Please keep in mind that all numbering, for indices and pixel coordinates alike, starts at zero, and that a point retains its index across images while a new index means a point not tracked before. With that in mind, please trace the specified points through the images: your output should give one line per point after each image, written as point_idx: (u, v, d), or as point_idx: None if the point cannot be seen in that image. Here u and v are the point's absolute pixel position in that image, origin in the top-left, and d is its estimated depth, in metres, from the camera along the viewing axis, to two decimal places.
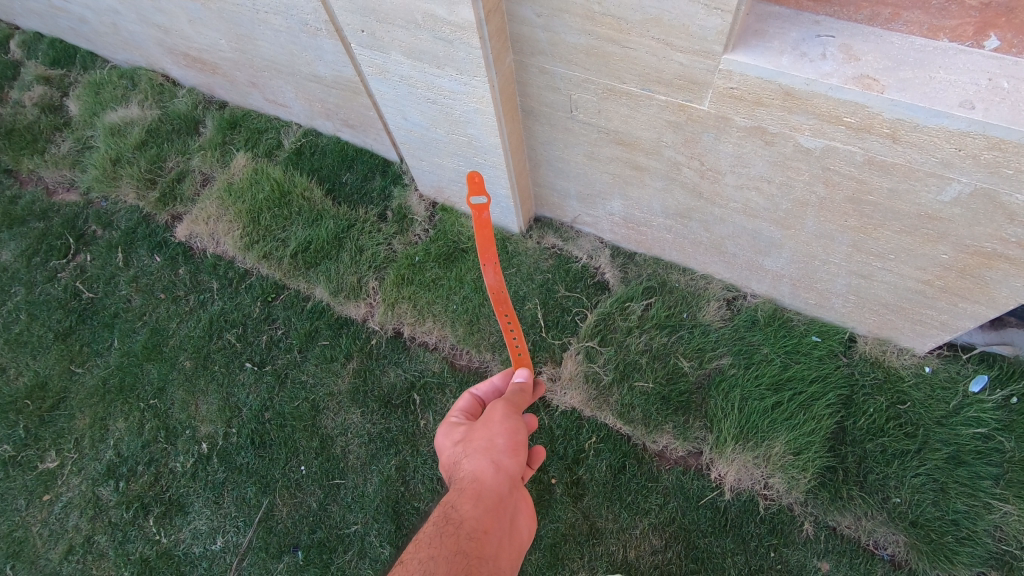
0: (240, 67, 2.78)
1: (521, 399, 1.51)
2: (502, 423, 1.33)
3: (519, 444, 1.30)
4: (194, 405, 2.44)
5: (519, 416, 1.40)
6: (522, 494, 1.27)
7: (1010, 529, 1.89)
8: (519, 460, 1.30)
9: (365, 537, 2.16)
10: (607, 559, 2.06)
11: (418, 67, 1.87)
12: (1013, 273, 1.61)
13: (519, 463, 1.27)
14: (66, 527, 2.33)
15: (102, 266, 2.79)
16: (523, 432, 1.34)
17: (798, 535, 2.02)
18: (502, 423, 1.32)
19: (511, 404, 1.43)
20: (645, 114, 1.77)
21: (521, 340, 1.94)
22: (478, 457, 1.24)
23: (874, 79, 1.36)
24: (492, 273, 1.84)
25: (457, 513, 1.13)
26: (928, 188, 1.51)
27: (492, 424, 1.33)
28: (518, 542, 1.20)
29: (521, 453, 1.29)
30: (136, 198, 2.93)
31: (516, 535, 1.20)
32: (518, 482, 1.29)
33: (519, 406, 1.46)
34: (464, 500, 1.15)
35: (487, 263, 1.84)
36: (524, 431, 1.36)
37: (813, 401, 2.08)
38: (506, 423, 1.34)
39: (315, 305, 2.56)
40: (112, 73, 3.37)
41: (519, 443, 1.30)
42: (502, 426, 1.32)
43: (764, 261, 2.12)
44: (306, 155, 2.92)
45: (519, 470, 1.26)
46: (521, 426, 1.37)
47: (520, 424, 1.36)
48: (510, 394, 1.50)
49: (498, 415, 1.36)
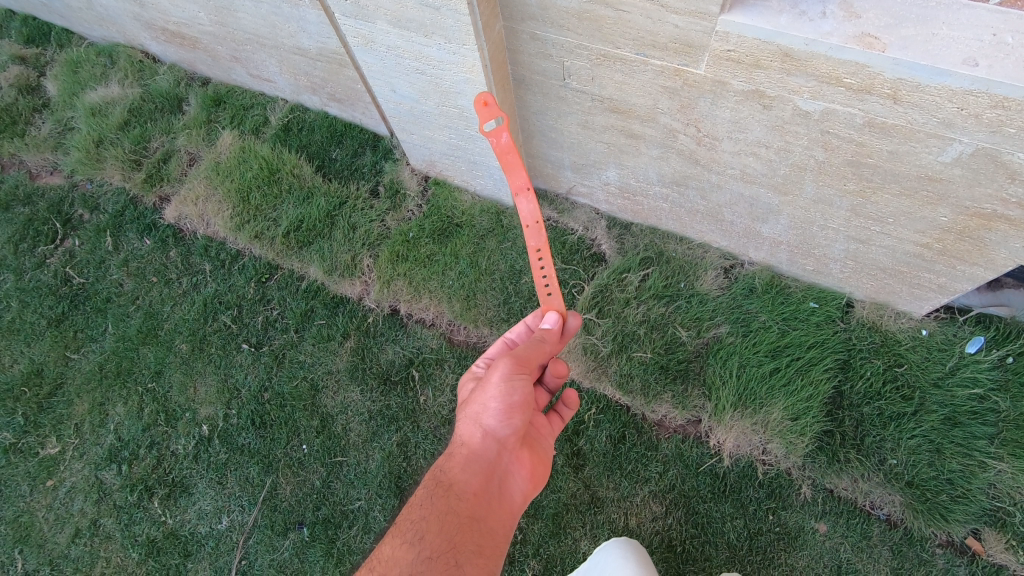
0: (221, 41, 2.69)
1: (534, 354, 1.50)
2: (499, 384, 1.37)
3: (514, 407, 1.36)
4: (192, 388, 2.44)
5: (523, 373, 1.42)
6: (522, 453, 1.39)
7: (1004, 486, 1.92)
8: (515, 421, 1.36)
9: (369, 513, 2.18)
10: (608, 527, 2.09)
11: (405, 36, 1.81)
12: (1012, 233, 1.60)
13: (512, 425, 1.35)
14: (72, 511, 2.34)
15: (91, 251, 2.75)
16: (521, 392, 1.38)
17: (796, 498, 2.05)
18: (496, 388, 1.36)
19: (518, 359, 1.45)
20: (640, 80, 1.72)
21: (552, 274, 1.62)
22: (472, 422, 1.35)
23: (875, 38, 1.32)
24: (526, 201, 1.58)
25: (448, 476, 1.28)
26: (929, 150, 1.49)
27: (490, 385, 1.38)
28: (515, 498, 1.35)
29: (516, 415, 1.36)
30: (122, 180, 2.87)
31: (511, 492, 1.35)
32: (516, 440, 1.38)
33: (529, 358, 1.48)
34: (454, 465, 1.29)
35: (520, 192, 1.58)
36: (527, 390, 1.39)
37: (812, 367, 2.09)
38: (505, 382, 1.38)
39: (309, 285, 2.53)
40: (89, 51, 3.27)
41: (513, 407, 1.35)
42: (496, 389, 1.36)
43: (762, 227, 2.10)
44: (294, 131, 2.86)
45: (511, 433, 1.35)
46: (519, 386, 1.39)
47: (519, 385, 1.39)
48: (527, 346, 1.52)
49: (499, 374, 1.40)
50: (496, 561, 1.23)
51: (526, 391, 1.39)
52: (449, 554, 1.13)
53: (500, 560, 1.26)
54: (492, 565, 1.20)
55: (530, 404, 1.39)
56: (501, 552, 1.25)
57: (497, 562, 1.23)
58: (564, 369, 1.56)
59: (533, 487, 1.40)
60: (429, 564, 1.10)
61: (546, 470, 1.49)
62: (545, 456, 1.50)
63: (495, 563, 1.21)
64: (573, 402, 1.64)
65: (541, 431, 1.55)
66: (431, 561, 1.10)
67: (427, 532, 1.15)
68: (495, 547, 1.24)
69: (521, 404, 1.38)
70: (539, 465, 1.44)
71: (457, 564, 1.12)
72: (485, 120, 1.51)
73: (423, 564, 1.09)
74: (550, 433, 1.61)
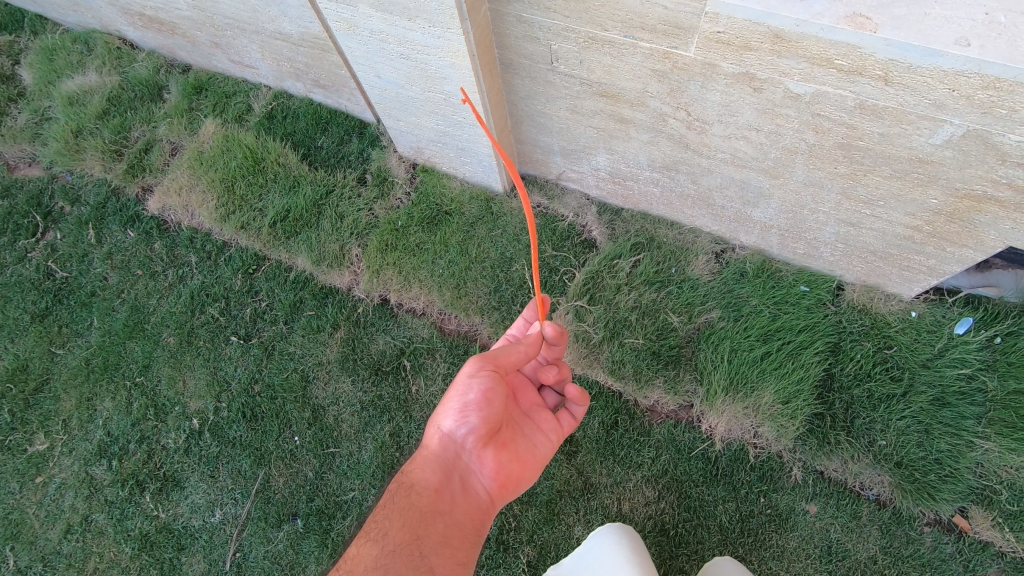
0: (201, 26, 2.62)
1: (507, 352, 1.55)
2: (457, 386, 1.46)
3: (469, 407, 1.44)
4: (181, 381, 2.41)
5: (486, 373, 1.46)
6: (487, 450, 1.48)
7: (991, 465, 1.95)
8: (472, 421, 1.45)
9: (362, 503, 2.17)
10: (602, 513, 2.10)
11: (389, 20, 1.76)
12: (1002, 215, 1.59)
13: (468, 425, 1.45)
14: (63, 507, 2.32)
15: (74, 244, 2.70)
16: (479, 392, 1.45)
17: (788, 480, 2.06)
18: (453, 391, 1.46)
19: (483, 358, 1.49)
20: (628, 63, 1.69)
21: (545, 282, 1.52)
22: (434, 425, 1.49)
23: (868, 18, 1.28)
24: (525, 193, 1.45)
25: (411, 477, 1.43)
26: (920, 132, 1.48)
27: (452, 387, 1.48)
28: (483, 492, 1.48)
29: (473, 414, 1.44)
30: (103, 171, 2.82)
31: (477, 487, 1.47)
32: (479, 438, 1.47)
33: (497, 357, 1.49)
34: (417, 467, 1.45)
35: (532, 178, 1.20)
36: (486, 389, 1.45)
37: (801, 350, 2.10)
38: (463, 383, 1.46)
39: (297, 276, 2.50)
40: (64, 37, 3.18)
41: (468, 408, 1.44)
42: (454, 390, 1.46)
43: (752, 212, 2.09)
44: (278, 119, 2.80)
45: (468, 433, 1.45)
46: (477, 386, 1.45)
47: (477, 384, 1.45)
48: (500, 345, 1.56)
49: (460, 375, 1.48)
50: (464, 551, 1.37)
51: (485, 391, 1.45)
52: (411, 547, 1.28)
53: (470, 550, 1.39)
54: (458, 554, 1.33)
55: (491, 402, 1.46)
56: (466, 543, 1.38)
57: (464, 552, 1.36)
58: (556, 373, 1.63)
59: (503, 482, 1.50)
60: (391, 557, 1.25)
61: (528, 464, 1.56)
62: (528, 453, 1.57)
63: (462, 552, 1.35)
64: (578, 397, 1.62)
65: (527, 429, 1.61)
66: (392, 554, 1.25)
67: (390, 529, 1.31)
68: (461, 538, 1.38)
69: (479, 403, 1.45)
70: (512, 462, 1.53)
71: (419, 554, 1.27)
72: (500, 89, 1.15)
73: (386, 557, 1.24)
74: (552, 431, 1.64)
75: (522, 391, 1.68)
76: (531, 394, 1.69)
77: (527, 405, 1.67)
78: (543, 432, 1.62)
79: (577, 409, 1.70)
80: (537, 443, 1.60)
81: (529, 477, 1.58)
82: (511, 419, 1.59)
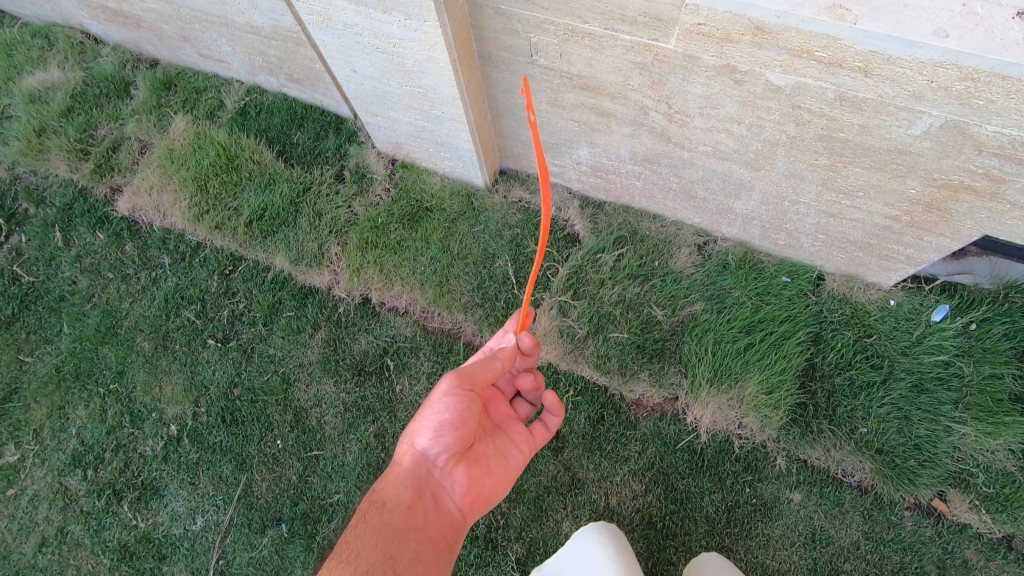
0: (167, 19, 2.53)
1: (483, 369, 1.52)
2: (431, 404, 1.42)
3: (443, 426, 1.42)
4: (157, 387, 2.35)
5: (463, 392, 1.43)
6: (460, 467, 1.46)
7: (968, 448, 1.98)
8: (446, 440, 1.43)
9: (348, 505, 2.14)
10: (589, 507, 2.10)
11: (363, 13, 1.71)
12: (978, 204, 1.61)
13: (443, 443, 1.43)
14: (36, 520, 2.25)
15: (40, 247, 2.61)
16: (454, 412, 1.42)
17: (772, 469, 2.08)
18: (428, 409, 1.43)
19: (459, 375, 1.45)
20: (609, 56, 1.67)
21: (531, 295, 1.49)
22: (407, 441, 1.46)
23: (847, 9, 1.28)
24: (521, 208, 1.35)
25: (384, 493, 1.41)
26: (898, 123, 1.48)
27: (426, 405, 1.45)
28: (454, 507, 1.46)
29: (447, 434, 1.42)
30: (68, 171, 2.72)
31: (449, 502, 1.46)
32: (452, 456, 1.45)
33: (474, 373, 1.46)
34: (390, 482, 1.43)
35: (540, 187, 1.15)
36: (461, 409, 1.42)
37: (783, 341, 2.12)
38: (437, 402, 1.43)
39: (276, 276, 2.44)
40: (23, 32, 3.06)
41: (443, 426, 1.42)
42: (428, 408, 1.43)
43: (734, 204, 2.09)
44: (251, 115, 2.73)
45: (442, 450, 1.43)
46: (452, 405, 1.42)
47: (453, 403, 1.42)
48: (476, 361, 1.53)
49: (435, 393, 1.44)
50: (436, 567, 1.37)
51: (460, 410, 1.42)
52: (383, 566, 1.26)
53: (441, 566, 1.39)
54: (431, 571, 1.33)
55: (465, 421, 1.43)
56: (438, 557, 1.38)
57: (438, 568, 1.36)
58: (534, 380, 1.61)
59: (475, 496, 1.49)
60: None
61: (499, 479, 1.54)
62: (500, 467, 1.54)
63: (435, 568, 1.35)
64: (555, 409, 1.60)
65: (499, 442, 1.59)
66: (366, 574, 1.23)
67: (362, 548, 1.29)
68: (433, 555, 1.37)
69: (453, 423, 1.42)
70: (485, 477, 1.51)
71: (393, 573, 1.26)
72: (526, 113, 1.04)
73: None
74: (525, 443, 1.62)
75: (494, 403, 1.66)
76: (503, 406, 1.67)
77: (500, 417, 1.65)
78: (515, 444, 1.60)
79: (551, 420, 1.67)
80: (510, 456, 1.58)
81: (501, 491, 1.56)
82: (483, 432, 1.56)
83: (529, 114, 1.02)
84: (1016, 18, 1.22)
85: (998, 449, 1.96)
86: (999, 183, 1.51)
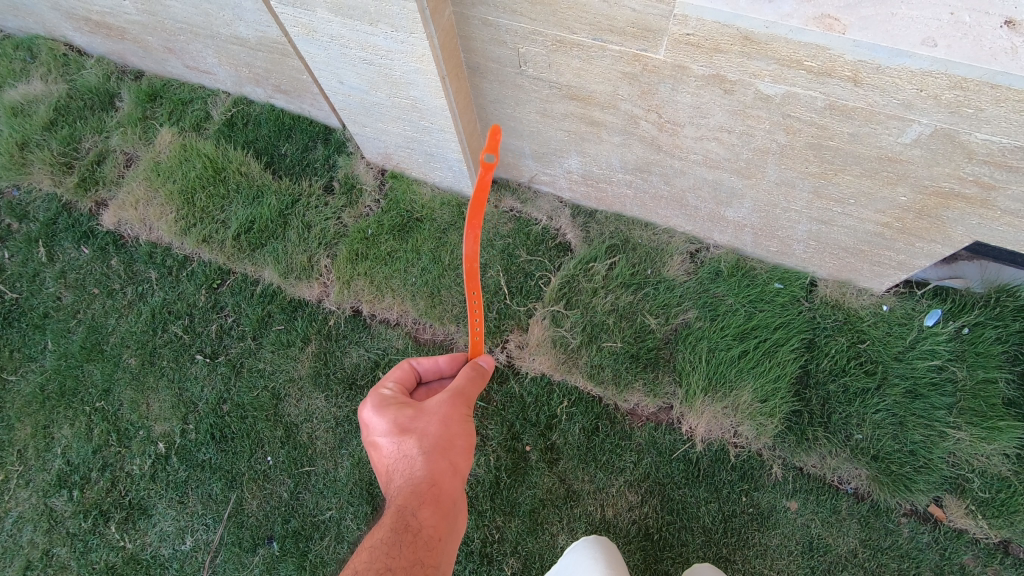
0: (152, 31, 2.50)
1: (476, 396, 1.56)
2: (461, 428, 1.41)
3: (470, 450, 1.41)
4: (144, 405, 2.31)
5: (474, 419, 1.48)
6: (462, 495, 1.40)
7: (963, 454, 1.98)
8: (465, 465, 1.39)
9: (341, 522, 2.11)
10: (585, 520, 2.08)
11: (349, 25, 1.69)
12: (969, 211, 1.61)
13: (466, 468, 1.38)
14: (21, 543, 2.20)
15: (23, 263, 2.56)
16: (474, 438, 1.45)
17: (768, 478, 2.07)
18: (460, 428, 1.40)
19: (468, 403, 1.49)
20: (598, 66, 1.65)
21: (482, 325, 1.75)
22: (435, 460, 1.32)
23: (835, 19, 1.27)
24: (473, 242, 1.50)
25: (416, 518, 1.20)
26: (889, 131, 1.48)
27: (453, 425, 1.40)
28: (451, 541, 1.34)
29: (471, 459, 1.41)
30: (52, 185, 2.67)
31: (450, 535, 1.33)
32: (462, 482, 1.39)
33: (471, 398, 1.51)
34: (422, 506, 1.23)
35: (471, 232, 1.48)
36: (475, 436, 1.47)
37: (778, 348, 2.11)
38: (464, 428, 1.41)
39: (264, 289, 2.41)
40: (5, 44, 3.02)
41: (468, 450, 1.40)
42: (460, 430, 1.40)
43: (726, 211, 2.09)
44: (238, 126, 2.70)
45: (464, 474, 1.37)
46: (472, 430, 1.45)
47: (472, 428, 1.44)
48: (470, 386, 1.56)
49: (460, 417, 1.42)
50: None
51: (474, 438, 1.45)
52: None
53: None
54: None
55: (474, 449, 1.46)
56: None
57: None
58: None
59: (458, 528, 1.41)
60: None
61: None
62: None
63: None
64: None
65: None
66: None
67: None
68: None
69: (472, 448, 1.43)
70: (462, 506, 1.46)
71: None
72: (487, 153, 1.37)
73: None
74: None
75: None
76: None
77: None
78: None
79: None
80: None
81: None
82: None
83: (490, 154, 1.37)
84: (1004, 26, 1.21)
85: (993, 453, 1.96)
86: (989, 189, 1.51)
